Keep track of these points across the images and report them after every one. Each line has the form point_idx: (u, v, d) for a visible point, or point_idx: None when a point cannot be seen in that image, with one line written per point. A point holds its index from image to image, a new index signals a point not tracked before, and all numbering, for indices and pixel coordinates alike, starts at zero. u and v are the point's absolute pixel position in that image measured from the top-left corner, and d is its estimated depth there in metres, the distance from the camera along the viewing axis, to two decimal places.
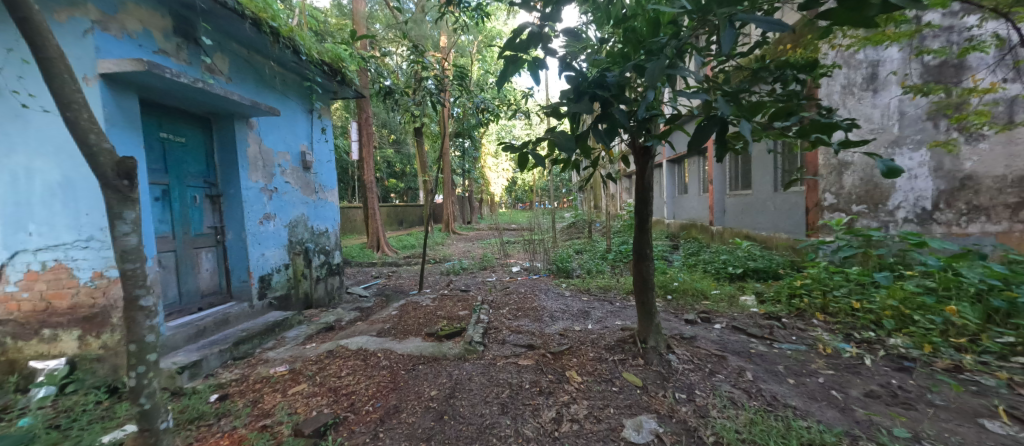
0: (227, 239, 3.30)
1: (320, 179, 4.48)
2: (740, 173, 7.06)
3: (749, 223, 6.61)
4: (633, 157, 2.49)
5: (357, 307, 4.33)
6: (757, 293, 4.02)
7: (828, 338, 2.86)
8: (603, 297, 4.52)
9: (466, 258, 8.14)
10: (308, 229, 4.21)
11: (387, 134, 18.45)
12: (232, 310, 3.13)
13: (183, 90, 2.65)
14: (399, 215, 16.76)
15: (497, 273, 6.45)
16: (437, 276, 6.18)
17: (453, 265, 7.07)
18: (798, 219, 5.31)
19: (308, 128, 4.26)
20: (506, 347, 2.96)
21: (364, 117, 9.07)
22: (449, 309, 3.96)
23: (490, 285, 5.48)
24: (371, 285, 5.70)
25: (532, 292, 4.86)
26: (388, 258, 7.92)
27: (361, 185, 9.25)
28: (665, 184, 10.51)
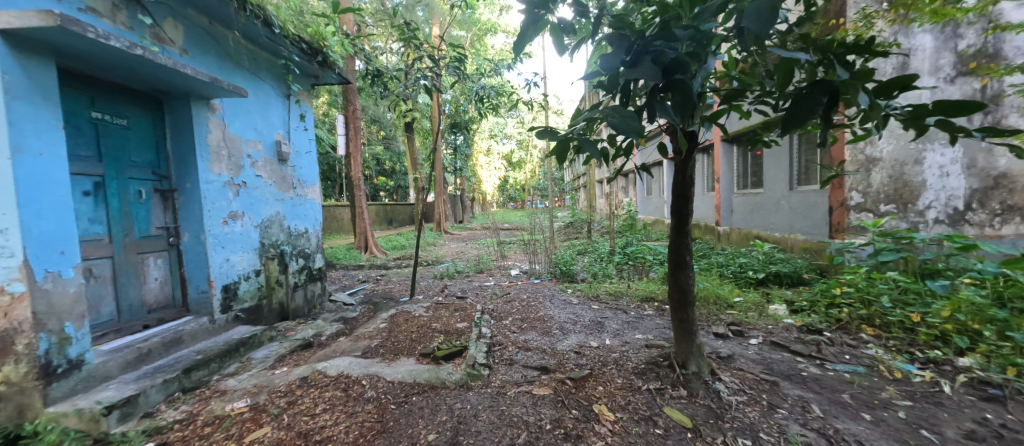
0: (184, 242, 2.80)
1: (299, 173, 3.96)
2: (750, 171, 6.71)
3: (761, 224, 6.26)
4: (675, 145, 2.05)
5: (340, 318, 3.84)
6: (787, 301, 3.64)
7: (888, 358, 2.49)
8: (615, 304, 4.11)
9: (460, 260, 7.67)
10: (284, 230, 3.69)
11: (376, 130, 17.85)
12: (188, 327, 2.63)
13: (118, 58, 2.15)
14: (389, 214, 16.20)
15: (495, 277, 6.00)
16: (429, 280, 5.69)
17: (447, 267, 6.60)
18: (819, 219, 4.97)
19: (284, 114, 3.74)
20: (515, 369, 2.51)
21: (351, 110, 8.54)
22: (445, 321, 3.49)
23: (488, 290, 5.03)
24: (358, 291, 5.20)
25: (536, 299, 4.42)
26: (377, 260, 7.42)
27: (348, 182, 8.71)
28: (665, 182, 10.17)
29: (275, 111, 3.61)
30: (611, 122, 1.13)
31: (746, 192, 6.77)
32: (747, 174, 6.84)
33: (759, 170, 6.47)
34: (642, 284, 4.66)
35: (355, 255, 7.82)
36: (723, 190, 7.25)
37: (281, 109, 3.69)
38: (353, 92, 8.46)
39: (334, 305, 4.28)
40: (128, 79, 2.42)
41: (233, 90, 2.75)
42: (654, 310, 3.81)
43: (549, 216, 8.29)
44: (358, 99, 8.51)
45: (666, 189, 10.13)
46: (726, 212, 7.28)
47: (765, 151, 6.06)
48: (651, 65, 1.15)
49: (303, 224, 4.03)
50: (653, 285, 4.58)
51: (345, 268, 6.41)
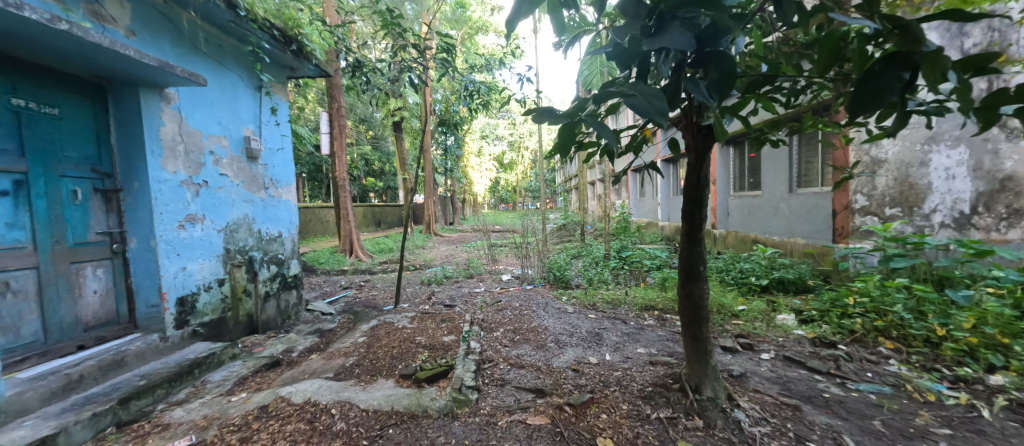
0: (131, 249, 2.47)
1: (272, 172, 3.63)
2: (747, 173, 6.56)
3: (759, 227, 6.10)
4: (691, 140, 1.81)
5: (317, 330, 3.53)
6: (795, 310, 3.45)
7: (914, 376, 2.28)
8: (612, 313, 3.88)
9: (450, 264, 7.37)
10: (253, 234, 3.37)
11: (364, 130, 17.46)
12: (133, 346, 2.31)
13: (40, 34, 1.84)
14: (377, 216, 15.80)
15: (485, 282, 5.72)
16: (416, 286, 5.38)
17: (436, 272, 6.30)
18: (822, 222, 4.80)
19: (255, 108, 3.42)
20: (506, 391, 2.25)
21: (336, 108, 8.19)
22: (430, 333, 3.20)
23: (478, 297, 4.74)
24: (339, 299, 4.87)
25: (529, 307, 4.15)
26: (362, 265, 7.08)
27: (333, 183, 8.36)
28: (659, 184, 10.03)
29: (243, 104, 3.29)
30: (630, 102, 0.85)
31: (743, 195, 6.61)
32: (744, 176, 6.68)
33: (756, 172, 6.32)
34: (640, 291, 4.43)
35: (339, 259, 7.47)
36: (720, 193, 7.09)
37: (250, 101, 3.37)
38: (337, 89, 8.11)
39: (311, 316, 3.95)
40: (61, 61, 2.12)
41: (188, 77, 2.44)
42: (655, 320, 3.58)
43: (542, 218, 8.05)
44: (343, 96, 8.16)
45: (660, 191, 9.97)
46: (722, 214, 7.12)
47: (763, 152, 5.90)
48: (681, 29, 0.88)
49: (276, 228, 3.70)
50: (652, 292, 4.35)
51: (327, 274, 6.07)
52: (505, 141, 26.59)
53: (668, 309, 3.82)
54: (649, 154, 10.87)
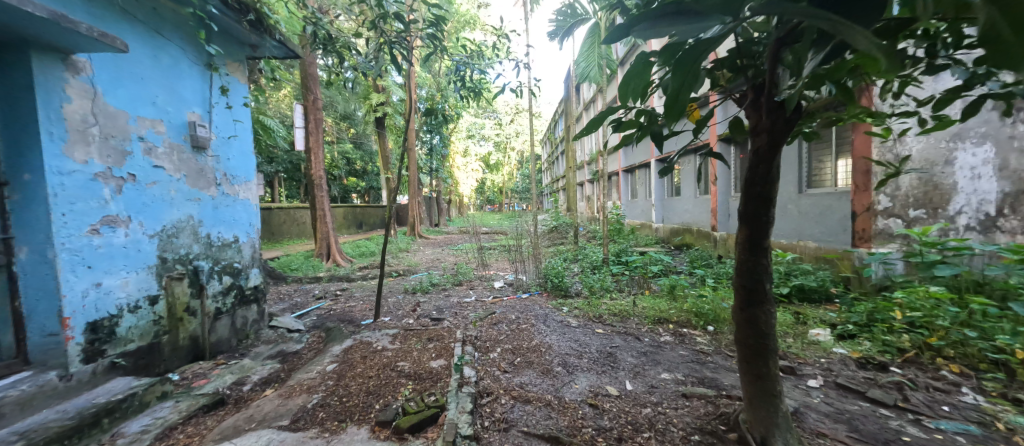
0: (20, 261, 1.90)
1: (225, 165, 3.06)
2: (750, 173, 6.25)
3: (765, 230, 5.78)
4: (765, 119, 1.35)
5: (278, 354, 2.97)
6: (828, 323, 3.07)
7: (1000, 410, 1.91)
8: (622, 327, 3.44)
9: (436, 269, 6.81)
10: (199, 240, 2.79)
11: (346, 127, 16.70)
12: (17, 390, 1.74)
13: None
14: (358, 217, 15.07)
15: (476, 290, 5.20)
16: (399, 296, 4.82)
17: (421, 278, 5.76)
18: (836, 225, 4.50)
19: (201, 86, 2.84)
20: (511, 441, 1.77)
21: (311, 99, 7.53)
22: (414, 358, 2.69)
23: (468, 309, 4.23)
24: (309, 312, 4.28)
25: (527, 321, 3.66)
26: (339, 271, 6.46)
27: (308, 181, 7.71)
28: (653, 184, 9.71)
29: (186, 81, 2.72)
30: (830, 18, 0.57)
31: None
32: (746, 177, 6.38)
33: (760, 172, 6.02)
34: (650, 301, 3.99)
35: (313, 264, 6.83)
36: (721, 193, 6.77)
37: (196, 79, 2.80)
38: (313, 80, 7.48)
39: (274, 334, 3.39)
40: None
41: (98, 38, 1.87)
42: (672, 336, 3.15)
43: (533, 219, 7.60)
44: (319, 87, 7.54)
45: (654, 192, 9.64)
46: (723, 216, 6.79)
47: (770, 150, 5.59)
48: None
49: (230, 232, 3.12)
50: (663, 302, 3.92)
51: (299, 281, 5.45)
52: (491, 141, 26.04)
53: (684, 323, 3.40)
54: (643, 154, 10.54)
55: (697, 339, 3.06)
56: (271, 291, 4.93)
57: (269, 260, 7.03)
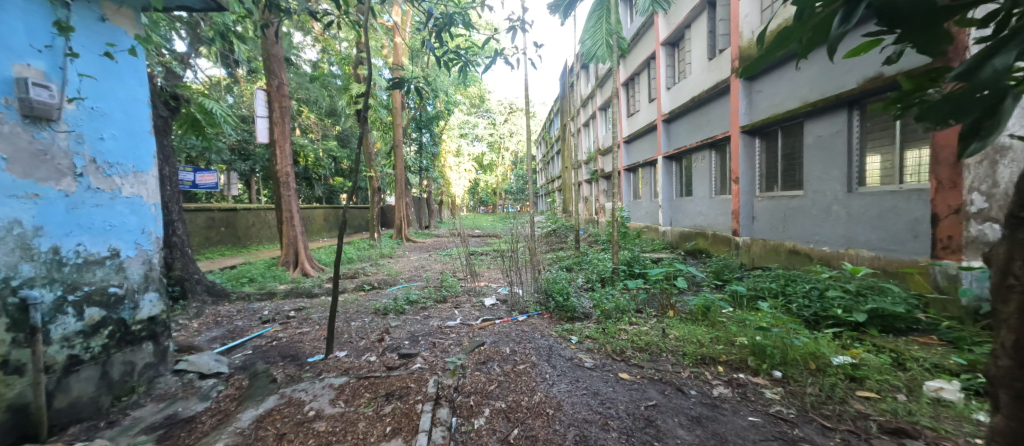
0: None
1: (93, 145, 2.14)
2: (781, 169, 5.43)
3: (800, 235, 4.97)
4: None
5: (163, 422, 2.05)
6: (943, 369, 2.23)
7: None
8: (653, 368, 2.55)
9: (418, 281, 5.87)
10: (33, 257, 1.88)
11: (330, 124, 15.69)
12: None
13: None
14: (341, 219, 14.09)
15: (462, 310, 4.28)
16: (365, 319, 3.89)
17: (398, 293, 4.83)
18: (902, 231, 3.69)
19: (42, 26, 1.93)
20: None
21: (275, 85, 6.58)
22: (354, 437, 1.78)
23: (450, 338, 3.31)
24: (245, 342, 3.34)
25: (526, 361, 2.76)
26: (302, 283, 5.48)
27: (274, 179, 6.74)
28: (660, 183, 8.87)
29: (7, 16, 1.80)
30: None
31: (776, 196, 5.45)
32: (775, 173, 5.55)
33: (794, 167, 5.18)
34: (682, 329, 3.11)
35: (274, 275, 5.84)
36: (743, 192, 5.92)
37: (31, 15, 1.89)
38: (278, 62, 6.54)
39: (175, 385, 2.45)
40: None
41: None
42: (730, 388, 2.26)
43: (531, 222, 6.71)
44: (285, 71, 6.59)
45: (662, 192, 8.80)
46: (746, 219, 5.94)
47: (809, 141, 4.78)
48: None
49: (103, 243, 2.17)
50: (702, 330, 3.04)
51: (246, 299, 4.48)
52: (485, 140, 25.14)
53: (738, 365, 2.51)
54: (648, 150, 9.71)
55: (766, 394, 2.18)
56: (206, 312, 3.96)
57: (224, 269, 6.03)
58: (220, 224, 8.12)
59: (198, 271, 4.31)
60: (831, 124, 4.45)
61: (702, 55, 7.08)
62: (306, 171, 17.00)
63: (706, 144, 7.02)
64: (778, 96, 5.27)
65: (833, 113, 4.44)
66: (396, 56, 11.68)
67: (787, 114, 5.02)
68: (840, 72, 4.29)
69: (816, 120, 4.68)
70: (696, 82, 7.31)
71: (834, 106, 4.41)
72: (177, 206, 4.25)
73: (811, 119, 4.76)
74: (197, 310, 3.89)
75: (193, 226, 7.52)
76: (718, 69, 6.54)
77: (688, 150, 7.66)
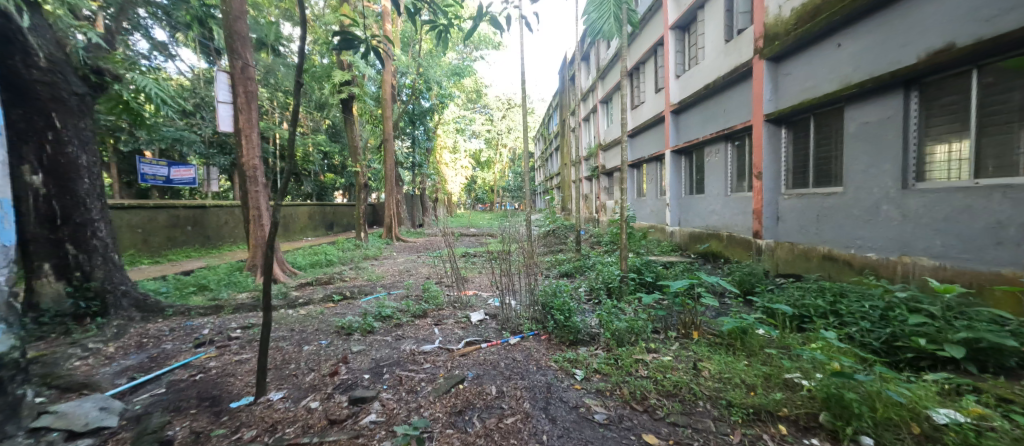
0: None
1: None
2: (812, 163, 4.74)
3: (837, 239, 4.28)
4: None
5: None
6: None
7: None
8: (689, 428, 1.86)
9: (398, 289, 5.16)
10: None
11: (318, 117, 14.93)
12: None
13: None
14: (328, 217, 13.39)
15: (442, 328, 3.57)
16: (322, 341, 3.18)
17: (370, 306, 4.12)
18: (979, 236, 3.01)
19: None
20: None
21: (239, 66, 5.84)
22: None
23: (422, 372, 2.62)
24: (162, 377, 2.64)
25: (517, 411, 2.08)
26: (264, 292, 4.77)
27: (239, 173, 6.03)
28: (668, 179, 8.18)
29: None
30: None
31: (806, 193, 4.77)
32: (805, 168, 4.87)
33: (829, 160, 4.50)
34: (718, 364, 2.44)
35: (234, 282, 5.13)
36: (767, 189, 5.24)
37: None
38: (242, 41, 5.79)
39: None
40: None
41: None
42: None
43: (528, 221, 6.03)
44: (252, 51, 5.86)
45: (669, 189, 8.13)
46: (770, 219, 5.26)
47: (852, 130, 4.09)
48: None
49: None
50: (745, 367, 2.37)
51: (187, 314, 3.76)
52: (482, 136, 24.44)
53: (807, 423, 1.84)
54: (654, 144, 9.02)
55: None
56: (129, 333, 3.26)
57: (178, 275, 5.32)
58: (187, 223, 7.39)
59: (126, 281, 3.61)
60: (881, 108, 3.76)
61: (717, 37, 6.39)
62: (294, 167, 16.28)
63: (721, 136, 6.33)
64: (812, 79, 4.57)
65: (883, 95, 3.75)
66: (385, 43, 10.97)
67: (823, 99, 4.33)
68: (896, 45, 3.60)
69: (861, 105, 3.99)
70: (709, 68, 6.62)
71: (886, 87, 3.72)
72: (101, 204, 3.54)
73: (853, 104, 4.08)
74: (118, 330, 3.20)
75: (154, 225, 6.78)
76: (736, 51, 5.85)
77: (700, 142, 6.98)
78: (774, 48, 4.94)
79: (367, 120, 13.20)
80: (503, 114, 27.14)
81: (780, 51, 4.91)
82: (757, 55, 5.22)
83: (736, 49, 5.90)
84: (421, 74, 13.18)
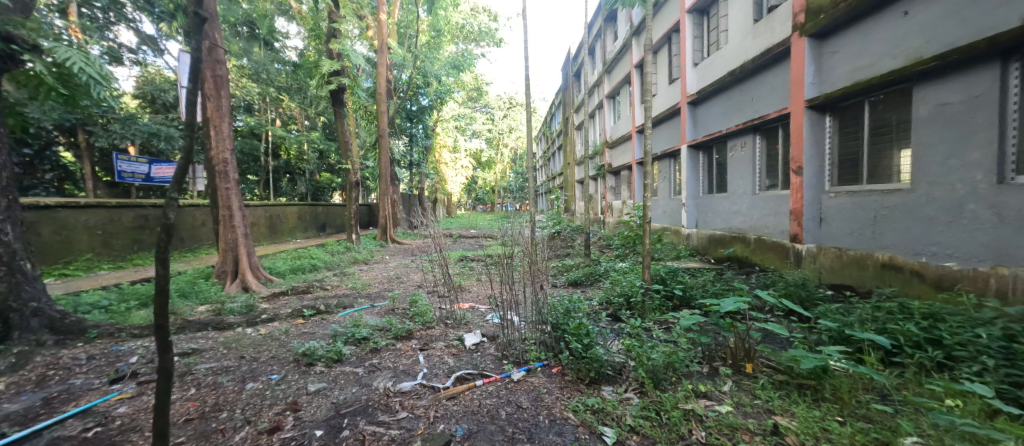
0: None
1: None
2: (866, 154, 4.05)
3: (904, 245, 3.58)
4: None
5: None
6: None
7: None
8: None
9: (383, 300, 4.48)
10: None
11: (311, 113, 14.31)
12: None
13: None
14: (320, 218, 12.76)
15: (429, 355, 2.89)
16: (273, 376, 2.49)
17: (345, 324, 3.44)
18: None
19: None
20: None
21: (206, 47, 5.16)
22: None
23: (395, 427, 1.94)
24: (43, 433, 1.94)
25: None
26: (225, 305, 4.09)
27: (207, 167, 5.33)
28: (684, 177, 7.49)
29: None
30: None
31: (858, 190, 4.07)
32: (855, 162, 4.18)
33: (889, 151, 3.82)
34: (805, 423, 1.77)
35: (194, 293, 4.45)
36: (808, 186, 4.55)
37: None
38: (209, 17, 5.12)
39: None
40: None
41: None
42: None
43: (532, 223, 5.35)
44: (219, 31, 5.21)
45: (686, 188, 7.43)
46: (811, 221, 4.57)
47: (923, 114, 3.41)
48: None
49: None
50: (846, 429, 1.69)
51: (116, 336, 3.08)
52: (482, 135, 23.80)
53: None
54: (667, 140, 8.33)
55: None
56: (32, 363, 2.57)
57: (132, 284, 4.65)
58: (157, 223, 6.73)
59: (39, 294, 2.92)
60: (967, 85, 3.07)
61: (745, 16, 5.69)
62: (287, 165, 15.65)
63: (749, 127, 5.65)
64: (868, 56, 3.87)
65: (972, 69, 3.05)
66: (381, 33, 10.35)
67: (884, 78, 3.64)
68: (990, 6, 2.89)
69: (938, 83, 3.29)
70: (734, 53, 5.93)
71: (975, 59, 3.01)
72: (7, 198, 2.83)
73: (925, 83, 3.39)
74: (16, 359, 2.52)
75: (118, 225, 6.12)
76: (768, 31, 5.16)
77: (722, 135, 6.29)
78: (818, 23, 4.25)
79: (361, 116, 12.59)
80: (504, 113, 26.45)
81: (825, 26, 4.22)
82: (798, 32, 4.55)
83: (767, 28, 5.21)
84: (418, 68, 12.55)
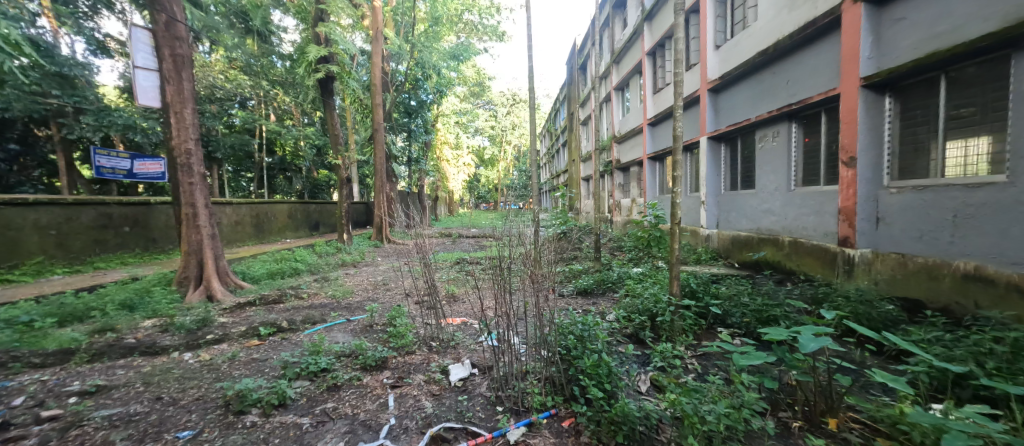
0: None
1: None
2: (940, 142, 3.34)
3: (997, 252, 2.87)
4: None
5: None
6: None
7: None
8: None
9: (362, 314, 3.82)
10: None
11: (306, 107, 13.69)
12: None
13: None
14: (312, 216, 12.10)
15: (401, 395, 2.24)
16: (183, 432, 1.85)
17: (304, 348, 2.78)
18: None
19: None
20: None
21: (164, 23, 4.56)
22: None
23: None
24: None
25: None
26: (173, 320, 3.47)
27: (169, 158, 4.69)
28: (703, 173, 6.79)
29: None
30: None
31: (930, 185, 3.36)
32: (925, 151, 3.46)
33: (974, 137, 3.11)
34: None
35: (142, 305, 3.83)
36: (862, 181, 3.84)
37: None
38: None
39: None
40: None
41: None
42: None
43: (536, 223, 4.69)
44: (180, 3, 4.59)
45: (706, 185, 6.72)
46: (865, 222, 3.86)
47: None
48: None
49: None
50: None
51: (9, 366, 2.45)
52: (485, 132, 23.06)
53: None
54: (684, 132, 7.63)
55: None
56: None
57: (72, 293, 4.02)
58: (122, 222, 6.13)
59: None
60: None
61: None
62: (282, 162, 15.05)
63: (784, 114, 4.94)
64: (945, 20, 3.15)
65: None
66: (376, 18, 9.66)
67: (973, 45, 2.93)
68: None
69: None
70: (764, 31, 5.24)
71: None
72: None
73: None
74: None
75: (73, 225, 5.51)
76: (808, 2, 4.45)
77: (750, 124, 5.59)
78: None
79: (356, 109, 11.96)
80: (508, 109, 25.66)
81: None
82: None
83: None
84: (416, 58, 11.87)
